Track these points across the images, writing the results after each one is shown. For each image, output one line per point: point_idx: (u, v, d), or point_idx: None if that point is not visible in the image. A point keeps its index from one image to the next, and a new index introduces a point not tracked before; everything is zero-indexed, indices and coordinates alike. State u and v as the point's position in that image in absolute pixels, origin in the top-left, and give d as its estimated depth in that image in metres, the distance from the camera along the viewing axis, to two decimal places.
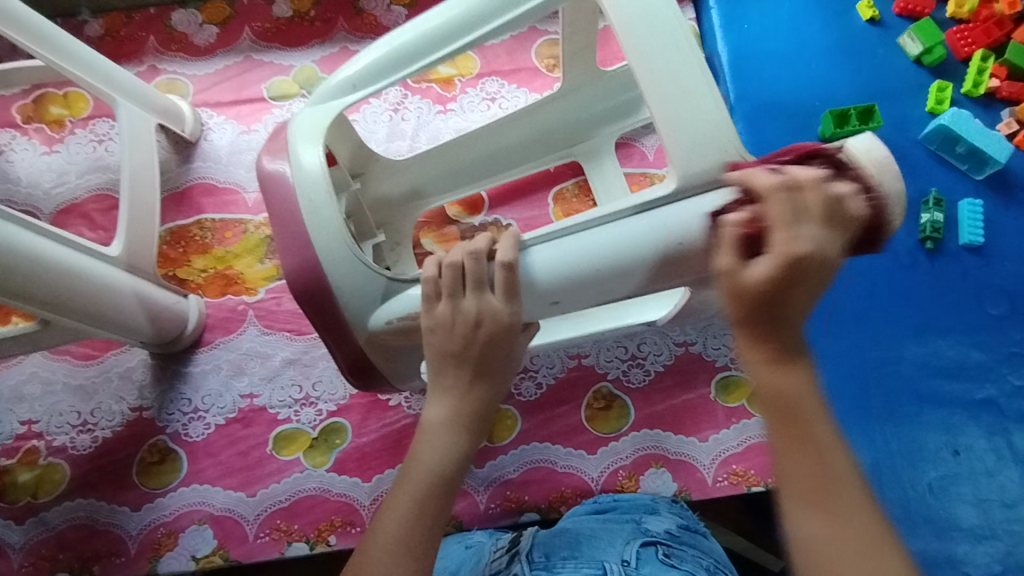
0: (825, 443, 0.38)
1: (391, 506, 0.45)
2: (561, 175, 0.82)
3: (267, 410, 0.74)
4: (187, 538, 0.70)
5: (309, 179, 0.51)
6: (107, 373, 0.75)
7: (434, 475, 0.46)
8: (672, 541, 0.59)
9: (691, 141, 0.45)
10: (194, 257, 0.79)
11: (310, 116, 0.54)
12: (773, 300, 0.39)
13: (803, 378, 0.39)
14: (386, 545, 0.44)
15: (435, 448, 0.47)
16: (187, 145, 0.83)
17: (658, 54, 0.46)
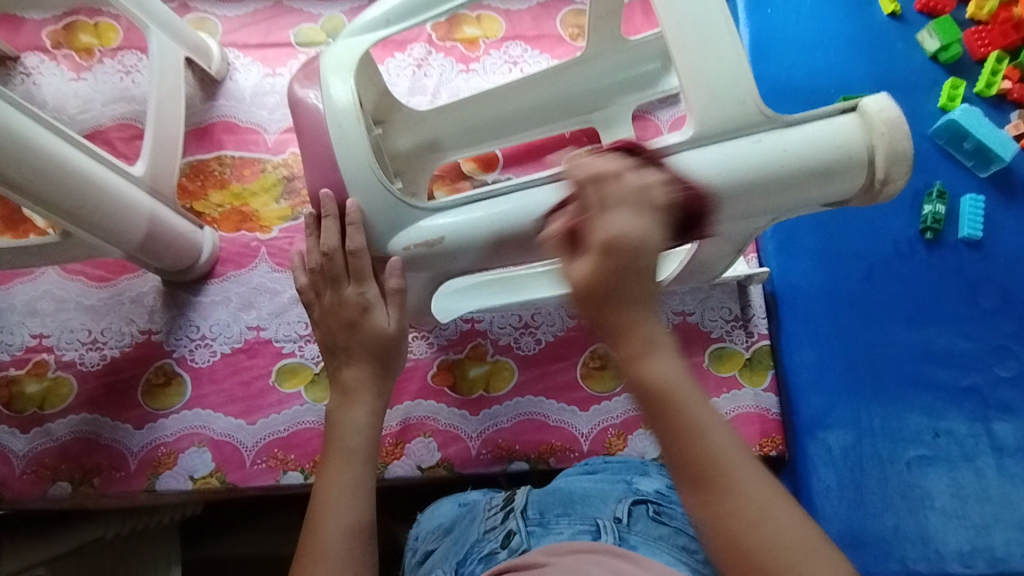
0: (702, 425, 0.38)
1: (325, 482, 0.53)
2: (576, 142, 0.84)
3: (272, 343, 0.76)
4: (186, 459, 0.72)
5: (338, 106, 0.52)
6: (119, 296, 0.77)
7: (344, 448, 0.54)
8: (662, 500, 0.60)
9: (710, 94, 0.46)
10: (211, 191, 0.81)
11: (339, 47, 0.55)
12: (611, 287, 0.38)
13: (664, 365, 0.38)
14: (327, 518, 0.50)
15: (350, 424, 0.55)
16: (212, 83, 0.84)
17: (684, 6, 0.46)
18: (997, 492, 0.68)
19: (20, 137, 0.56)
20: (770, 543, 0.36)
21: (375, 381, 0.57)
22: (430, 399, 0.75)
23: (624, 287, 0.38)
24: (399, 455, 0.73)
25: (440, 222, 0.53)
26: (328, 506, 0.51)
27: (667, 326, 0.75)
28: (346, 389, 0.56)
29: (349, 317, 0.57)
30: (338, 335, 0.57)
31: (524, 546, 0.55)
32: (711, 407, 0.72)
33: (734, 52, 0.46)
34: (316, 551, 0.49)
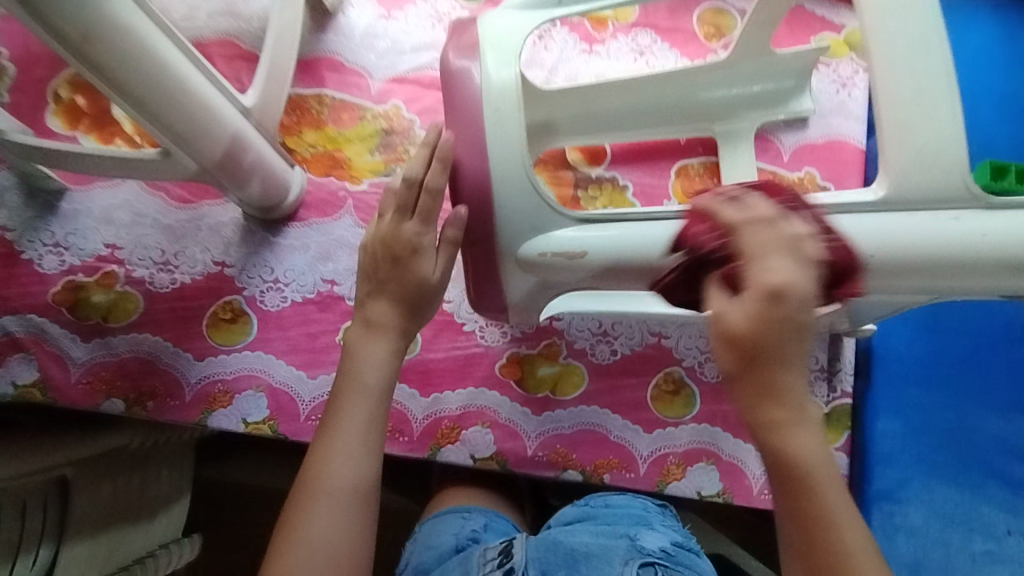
0: (839, 521, 0.38)
1: (337, 418, 0.51)
2: (690, 150, 0.78)
3: (344, 300, 0.73)
4: (242, 401, 0.71)
5: (498, 90, 0.48)
6: (197, 222, 0.75)
7: (360, 383, 0.51)
8: (668, 562, 0.58)
9: (918, 156, 0.41)
10: (306, 130, 0.77)
11: (502, 17, 0.51)
12: (763, 335, 0.37)
13: (806, 443, 0.38)
14: (344, 454, 0.50)
15: (372, 359, 0.52)
16: (323, 15, 0.80)
17: (906, 52, 0.41)
18: None
19: (145, 47, 0.52)
20: None
21: (399, 317, 0.52)
22: (494, 389, 0.72)
23: (785, 338, 0.37)
24: (454, 440, 0.71)
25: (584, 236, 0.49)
26: (338, 442, 0.50)
27: None
28: (369, 323, 0.52)
29: (397, 254, 0.52)
30: (381, 264, 0.52)
31: None
32: None
33: (954, 111, 0.41)
34: (324, 485, 0.49)
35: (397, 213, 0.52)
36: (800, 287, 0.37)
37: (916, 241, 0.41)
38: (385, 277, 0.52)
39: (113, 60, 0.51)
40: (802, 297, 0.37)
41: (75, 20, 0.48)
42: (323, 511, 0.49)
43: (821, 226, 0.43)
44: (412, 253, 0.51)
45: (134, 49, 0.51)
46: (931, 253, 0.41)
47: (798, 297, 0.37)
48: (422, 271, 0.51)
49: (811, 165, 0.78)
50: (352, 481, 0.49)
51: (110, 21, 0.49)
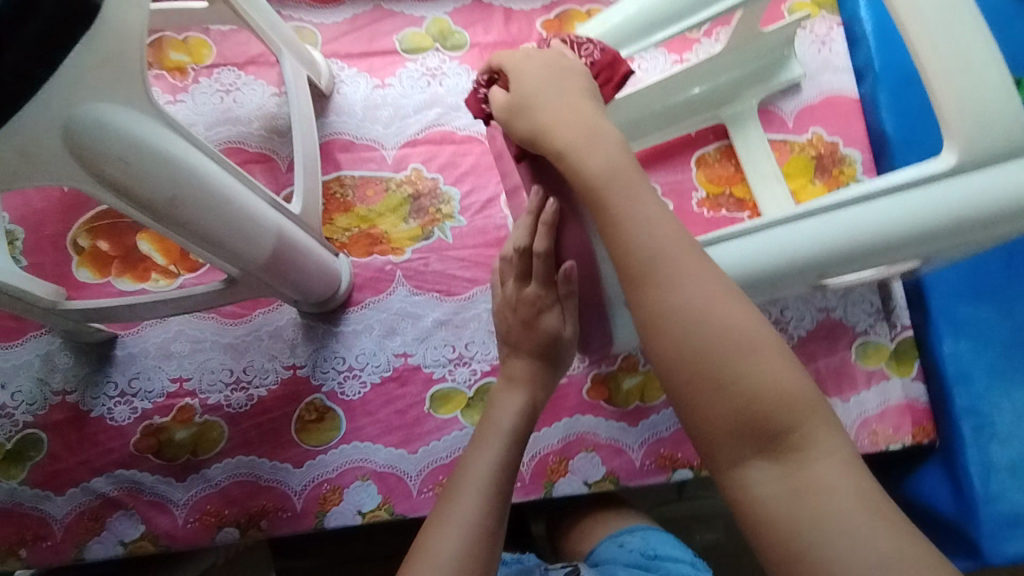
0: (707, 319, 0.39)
1: (470, 460, 0.52)
2: (702, 140, 0.82)
3: (422, 369, 0.74)
4: (352, 493, 0.71)
5: None
6: (256, 332, 0.74)
7: (497, 426, 0.54)
8: None
9: (981, 119, 0.46)
10: (336, 215, 0.77)
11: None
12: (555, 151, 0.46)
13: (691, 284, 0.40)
14: (473, 487, 0.50)
15: (506, 410, 0.55)
16: (320, 98, 0.80)
17: (943, 34, 0.48)
18: None
19: (225, 193, 0.51)
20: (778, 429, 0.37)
21: (538, 372, 0.57)
22: (587, 414, 0.74)
23: (580, 134, 0.46)
24: (564, 472, 0.73)
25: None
26: (469, 477, 0.51)
27: (812, 324, 0.78)
28: (508, 376, 0.57)
29: (524, 316, 0.56)
30: (514, 327, 0.57)
31: None
32: (862, 402, 0.75)
33: (999, 80, 0.47)
34: (451, 516, 0.48)
35: (516, 281, 0.57)
36: (575, 121, 0.46)
37: (997, 197, 0.46)
38: (519, 339, 0.57)
39: (198, 212, 0.50)
40: (559, 118, 0.47)
41: (163, 188, 0.46)
42: (448, 537, 0.47)
43: (905, 202, 0.47)
44: (536, 313, 0.55)
45: (216, 198, 0.50)
46: (1017, 203, 0.46)
47: (553, 132, 0.46)
48: (549, 327, 0.55)
49: (815, 124, 0.82)
50: (476, 515, 0.48)
51: (189, 177, 0.47)
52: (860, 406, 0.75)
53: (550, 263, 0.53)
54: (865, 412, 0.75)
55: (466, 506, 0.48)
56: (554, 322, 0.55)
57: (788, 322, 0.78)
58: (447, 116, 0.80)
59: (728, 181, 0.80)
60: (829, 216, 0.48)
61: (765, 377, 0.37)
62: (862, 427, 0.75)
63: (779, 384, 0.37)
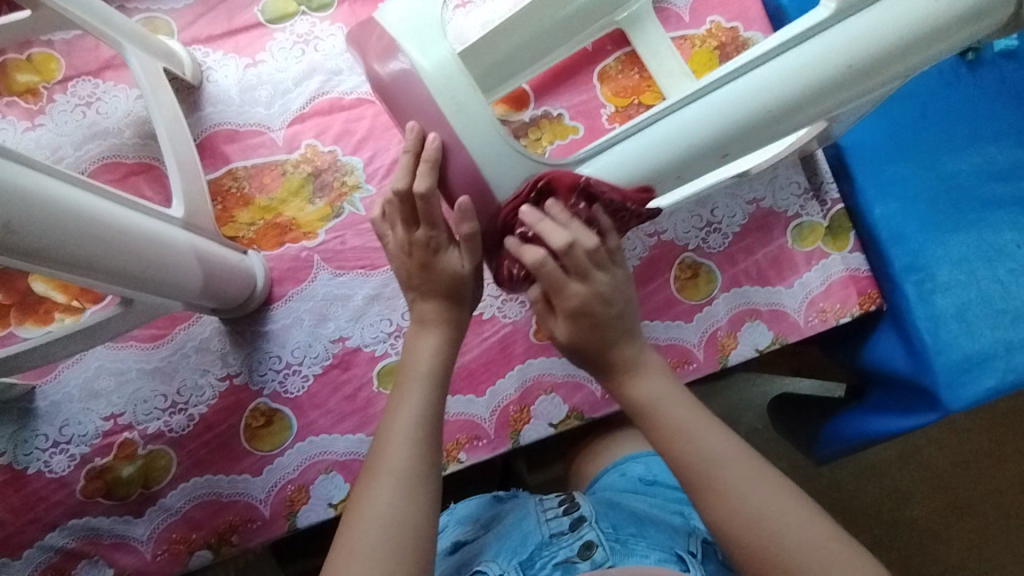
0: (691, 431, 0.51)
1: (396, 408, 0.52)
2: (601, 52, 0.78)
3: (362, 349, 0.72)
4: (319, 488, 0.69)
5: (441, 75, 0.45)
6: (182, 350, 0.71)
7: (415, 369, 0.53)
8: (718, 542, 0.61)
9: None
10: (237, 211, 0.73)
11: (403, 5, 0.48)
12: (587, 343, 0.52)
13: (649, 387, 0.53)
14: (400, 437, 0.50)
15: (426, 352, 0.54)
16: (191, 91, 0.74)
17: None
18: None
19: (67, 206, 0.46)
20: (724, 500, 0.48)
21: (449, 312, 0.54)
22: (539, 356, 0.73)
23: (613, 330, 0.52)
24: (528, 419, 0.72)
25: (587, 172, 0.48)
26: (395, 431, 0.50)
27: (744, 218, 0.76)
28: (421, 320, 0.55)
29: (421, 258, 0.53)
30: (414, 272, 0.54)
31: (608, 561, 0.56)
32: (806, 283, 0.75)
33: None
34: (388, 467, 0.48)
35: (405, 224, 0.53)
36: (597, 288, 0.51)
37: (881, 36, 0.47)
38: (420, 282, 0.54)
39: (50, 234, 0.45)
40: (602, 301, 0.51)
41: None
42: (387, 493, 0.47)
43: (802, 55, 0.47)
44: (434, 253, 0.52)
45: (62, 215, 0.45)
46: (898, 40, 0.47)
47: (604, 295, 0.51)
48: (450, 264, 0.52)
49: (711, 14, 0.79)
50: (410, 461, 0.49)
51: (20, 196, 0.42)
52: (805, 288, 0.75)
53: (434, 204, 0.49)
54: (810, 293, 0.75)
55: (397, 455, 0.49)
56: (456, 258, 0.52)
57: (721, 221, 0.76)
58: (330, 82, 0.75)
59: (636, 90, 0.77)
60: (724, 89, 0.47)
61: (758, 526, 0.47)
62: (810, 307, 0.74)
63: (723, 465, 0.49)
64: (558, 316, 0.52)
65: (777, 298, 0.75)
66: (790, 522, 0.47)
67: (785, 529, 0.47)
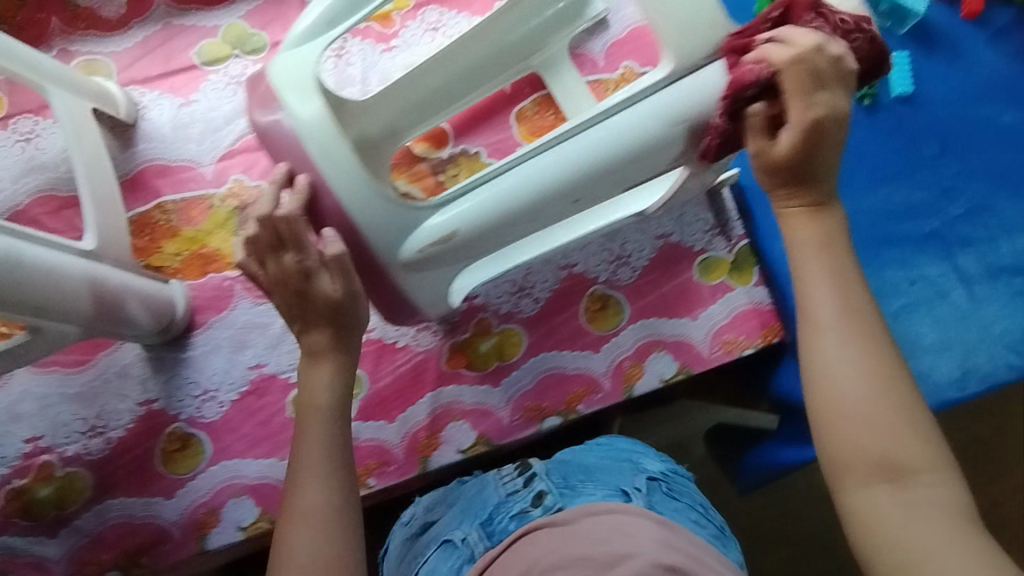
0: (842, 277, 0.49)
1: (301, 446, 0.53)
2: (519, 95, 0.82)
3: (279, 376, 0.74)
4: (230, 511, 0.71)
5: (313, 125, 0.50)
6: (104, 375, 0.73)
7: (313, 406, 0.54)
8: (667, 479, 0.64)
9: (684, 24, 0.49)
10: (164, 242, 0.76)
11: (287, 59, 0.52)
12: (806, 156, 0.48)
13: (834, 219, 0.50)
14: (318, 432, 0.53)
15: (321, 385, 0.54)
16: (126, 129, 0.78)
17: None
18: (969, 317, 0.76)
19: None
20: (832, 368, 0.47)
21: (338, 336, 0.55)
22: (450, 384, 0.75)
23: (821, 152, 0.48)
24: (437, 445, 0.74)
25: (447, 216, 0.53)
26: (305, 470, 0.52)
27: (653, 252, 0.79)
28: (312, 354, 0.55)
29: (296, 287, 0.53)
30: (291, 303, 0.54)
31: (558, 504, 0.59)
32: (710, 316, 0.78)
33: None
34: (301, 511, 0.51)
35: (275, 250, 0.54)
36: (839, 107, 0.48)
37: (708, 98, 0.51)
38: (301, 310, 0.54)
39: None
40: (836, 119, 0.48)
41: None
42: (304, 538, 0.50)
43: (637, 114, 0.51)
44: (307, 278, 0.53)
45: None
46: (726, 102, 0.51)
47: (835, 113, 0.47)
48: (314, 289, 0.53)
49: (626, 59, 0.83)
50: (325, 503, 0.51)
51: None
52: (709, 320, 0.77)
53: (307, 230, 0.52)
54: (715, 325, 0.77)
55: (313, 496, 0.51)
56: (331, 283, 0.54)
57: (630, 255, 0.79)
58: None
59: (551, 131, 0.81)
60: (568, 143, 0.52)
61: (854, 400, 0.46)
62: (714, 339, 0.77)
63: (846, 342, 0.47)
64: (787, 130, 0.48)
65: (682, 330, 0.77)
66: (887, 402, 0.46)
67: (876, 425, 0.45)
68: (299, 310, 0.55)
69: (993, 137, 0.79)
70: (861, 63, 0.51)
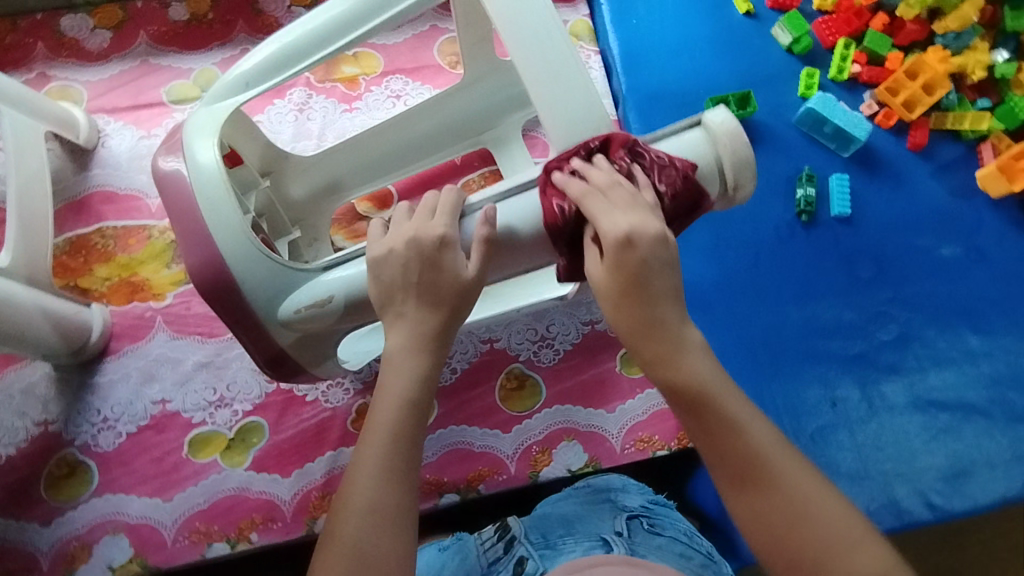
0: (742, 422, 0.43)
1: (352, 470, 0.46)
2: (469, 167, 0.83)
3: (180, 414, 0.73)
4: (102, 549, 0.69)
5: (204, 179, 0.53)
6: (8, 391, 0.73)
7: (376, 427, 0.47)
8: (648, 513, 0.65)
9: (567, 121, 0.52)
10: (96, 266, 0.77)
11: (208, 113, 0.57)
12: (632, 272, 0.45)
13: (700, 366, 0.44)
14: (381, 433, 0.46)
15: (394, 384, 0.48)
16: (84, 153, 0.81)
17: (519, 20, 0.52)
18: (893, 449, 0.73)
19: None
20: (777, 508, 0.42)
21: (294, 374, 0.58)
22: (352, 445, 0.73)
23: (652, 279, 0.45)
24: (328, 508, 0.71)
25: (327, 281, 0.54)
26: (346, 497, 0.45)
27: (578, 337, 0.79)
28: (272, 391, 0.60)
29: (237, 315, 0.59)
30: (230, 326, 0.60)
31: (541, 568, 0.58)
32: (627, 410, 0.76)
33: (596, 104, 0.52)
34: (342, 539, 0.43)
35: None
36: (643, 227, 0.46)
37: None
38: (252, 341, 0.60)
39: None
40: (648, 236, 0.45)
41: None
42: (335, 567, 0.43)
43: (521, 200, 0.53)
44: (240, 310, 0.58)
45: None
46: None
47: (644, 243, 0.45)
48: (453, 266, 0.50)
49: None
50: (359, 532, 0.43)
51: None
52: (625, 415, 0.76)
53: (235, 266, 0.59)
54: (630, 420, 0.76)
55: (351, 521, 0.44)
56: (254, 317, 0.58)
57: (554, 338, 0.79)
58: None
59: None
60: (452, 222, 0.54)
61: (799, 527, 0.42)
62: (628, 435, 0.75)
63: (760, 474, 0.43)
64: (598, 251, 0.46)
65: (596, 421, 0.76)
66: (819, 508, 0.42)
67: (815, 527, 0.42)
68: (407, 291, 0.50)
69: (929, 267, 0.79)
70: (721, 186, 0.52)
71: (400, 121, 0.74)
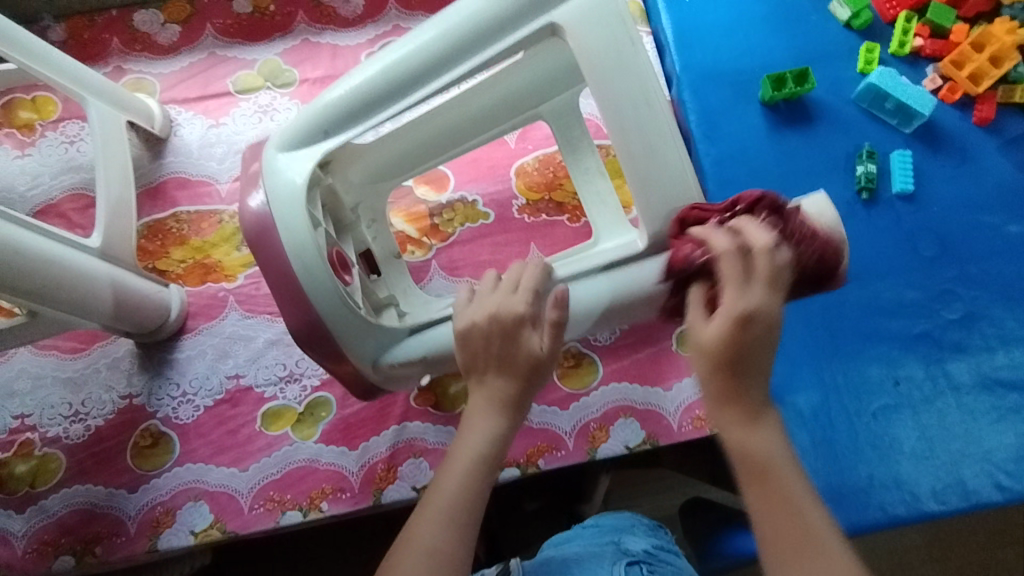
0: (800, 500, 0.45)
1: (439, 484, 0.51)
2: (522, 151, 0.85)
3: (253, 389, 0.77)
4: (185, 514, 0.73)
5: (285, 195, 0.59)
6: (95, 365, 0.78)
7: (472, 455, 0.51)
8: (652, 559, 0.62)
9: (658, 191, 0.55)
10: (172, 249, 0.81)
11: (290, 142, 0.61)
12: (735, 350, 0.45)
13: (768, 438, 0.46)
14: (470, 457, 0.51)
15: (477, 432, 0.52)
16: (158, 142, 0.85)
17: (603, 49, 0.54)
18: (959, 429, 0.72)
19: None
20: None
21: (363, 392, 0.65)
22: (416, 421, 0.76)
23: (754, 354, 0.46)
24: (393, 479, 0.74)
25: (419, 342, 0.62)
26: (428, 512, 0.50)
27: None
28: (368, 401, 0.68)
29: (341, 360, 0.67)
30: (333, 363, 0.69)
31: None
32: (683, 389, 0.77)
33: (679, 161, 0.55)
34: (415, 544, 0.49)
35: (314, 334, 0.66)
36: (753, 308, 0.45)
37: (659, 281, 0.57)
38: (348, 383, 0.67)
39: None
40: (764, 321, 0.45)
41: None
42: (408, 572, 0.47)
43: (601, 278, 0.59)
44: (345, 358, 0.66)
45: None
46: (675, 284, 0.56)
47: (763, 317, 0.45)
48: (529, 345, 0.53)
49: None
50: (438, 544, 0.48)
51: None
52: (682, 393, 0.76)
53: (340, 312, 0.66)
54: (688, 399, 0.76)
55: (428, 535, 0.49)
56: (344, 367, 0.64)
57: None
58: None
59: (548, 187, 0.84)
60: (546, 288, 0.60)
61: None
62: (685, 412, 0.76)
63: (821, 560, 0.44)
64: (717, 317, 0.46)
65: (654, 399, 0.77)
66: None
67: None
68: (487, 362, 0.53)
69: (996, 245, 0.77)
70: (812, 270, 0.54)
71: (442, 113, 0.73)
